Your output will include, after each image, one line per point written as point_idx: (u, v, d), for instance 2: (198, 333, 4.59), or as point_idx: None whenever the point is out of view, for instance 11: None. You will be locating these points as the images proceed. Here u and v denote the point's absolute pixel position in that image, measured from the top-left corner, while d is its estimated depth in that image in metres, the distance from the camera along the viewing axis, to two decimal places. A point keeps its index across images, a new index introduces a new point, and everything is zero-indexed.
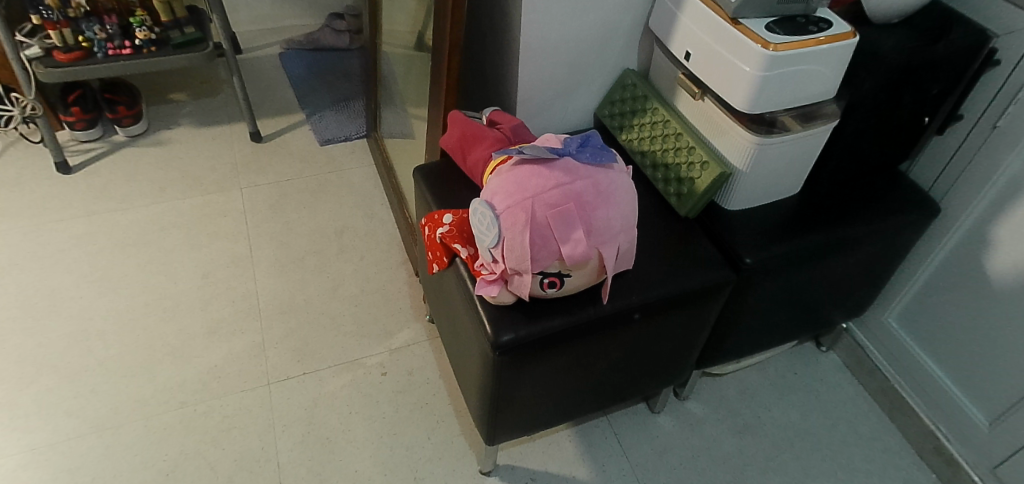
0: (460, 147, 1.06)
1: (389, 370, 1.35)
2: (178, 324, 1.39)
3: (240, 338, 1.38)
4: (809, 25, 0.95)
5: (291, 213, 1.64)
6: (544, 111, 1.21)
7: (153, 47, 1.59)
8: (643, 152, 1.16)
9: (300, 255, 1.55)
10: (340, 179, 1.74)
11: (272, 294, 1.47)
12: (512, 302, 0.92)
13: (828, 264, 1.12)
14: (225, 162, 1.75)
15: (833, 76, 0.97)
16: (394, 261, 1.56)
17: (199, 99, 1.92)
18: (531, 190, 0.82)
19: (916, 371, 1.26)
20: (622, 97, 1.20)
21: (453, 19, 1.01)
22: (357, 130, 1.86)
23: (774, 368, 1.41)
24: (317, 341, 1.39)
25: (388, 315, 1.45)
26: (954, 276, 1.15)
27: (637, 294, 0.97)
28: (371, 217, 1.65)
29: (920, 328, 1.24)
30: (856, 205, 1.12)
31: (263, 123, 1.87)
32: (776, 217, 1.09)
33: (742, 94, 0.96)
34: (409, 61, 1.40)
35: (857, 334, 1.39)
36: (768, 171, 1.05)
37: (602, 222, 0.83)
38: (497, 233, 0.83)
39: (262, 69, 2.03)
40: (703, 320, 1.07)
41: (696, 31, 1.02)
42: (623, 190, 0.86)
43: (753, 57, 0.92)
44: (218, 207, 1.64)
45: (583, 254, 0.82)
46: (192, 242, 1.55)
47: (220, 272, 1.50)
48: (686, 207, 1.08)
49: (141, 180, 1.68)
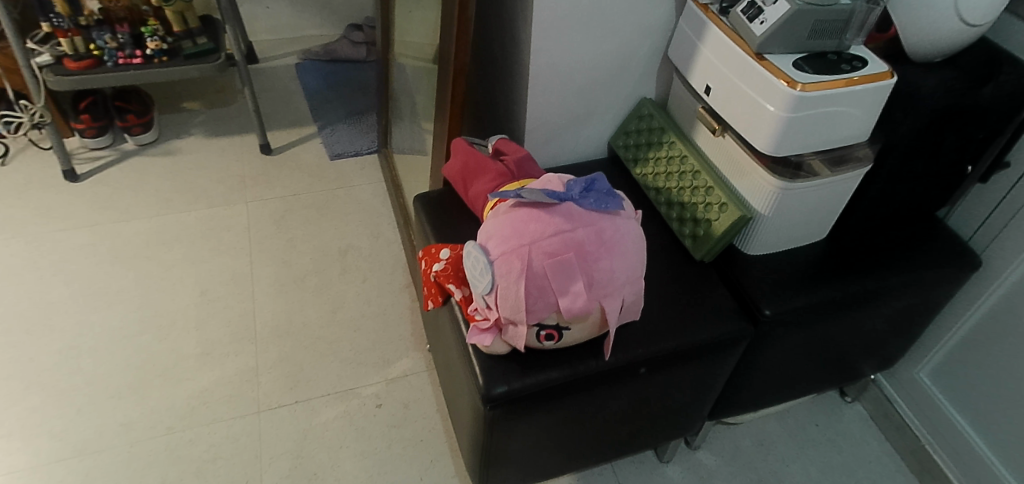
0: (462, 178, 1.01)
1: (384, 401, 1.30)
2: (171, 344, 1.35)
3: (233, 361, 1.34)
4: (841, 63, 0.87)
5: (295, 230, 1.60)
6: (555, 141, 1.14)
7: (164, 57, 1.56)
8: (657, 189, 1.08)
9: (301, 275, 1.51)
10: (349, 195, 1.69)
11: (270, 315, 1.42)
12: (507, 352, 0.86)
13: (855, 317, 1.04)
14: (233, 175, 1.72)
15: (865, 119, 0.89)
16: (397, 284, 1.50)
17: (212, 109, 1.90)
18: (528, 236, 0.75)
19: (950, 432, 1.17)
20: (638, 127, 1.13)
21: (458, 44, 0.95)
22: (369, 145, 1.81)
23: (794, 418, 1.32)
24: (312, 367, 1.34)
25: (387, 343, 1.39)
26: (995, 336, 1.07)
27: (645, 347, 0.90)
28: (376, 237, 1.60)
29: (955, 387, 1.16)
30: (888, 255, 1.04)
31: (274, 135, 1.84)
32: (798, 266, 1.02)
33: (766, 136, 0.89)
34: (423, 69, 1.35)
35: (886, 387, 1.30)
36: (792, 217, 0.97)
37: (605, 274, 0.76)
38: (491, 281, 0.77)
39: (277, 79, 1.99)
40: (717, 374, 1.00)
41: (718, 65, 0.94)
42: (631, 238, 0.78)
43: (779, 97, 0.85)
44: (222, 222, 1.60)
45: (583, 308, 0.76)
46: (193, 257, 1.52)
47: (219, 289, 1.46)
48: (702, 251, 1.00)
49: (146, 191, 1.65)
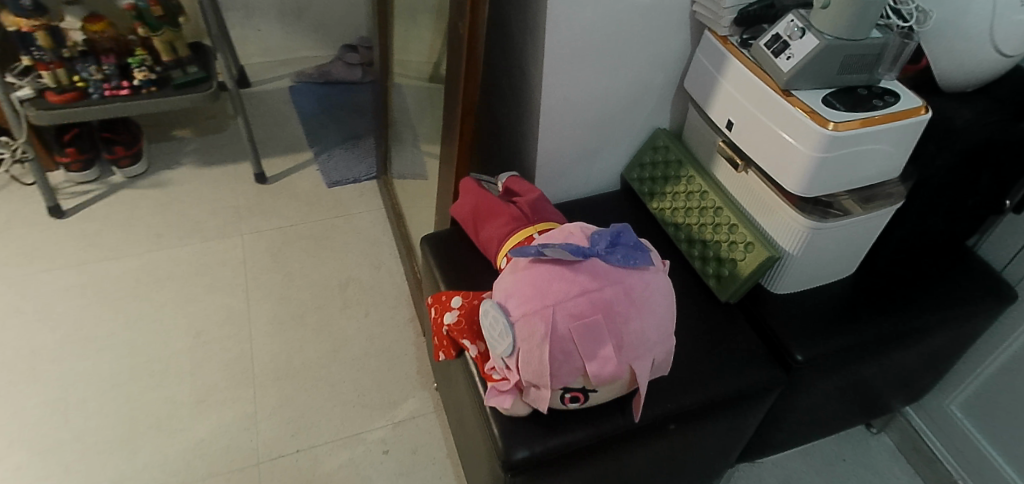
0: (473, 220, 0.96)
1: (391, 447, 1.24)
2: (165, 392, 1.30)
3: (230, 408, 1.28)
4: (872, 99, 0.82)
5: (293, 263, 1.54)
6: (566, 175, 1.09)
7: (153, 88, 1.51)
8: (677, 225, 1.03)
9: (300, 312, 1.45)
10: (347, 225, 1.63)
11: (268, 357, 1.36)
12: (528, 412, 0.80)
13: (887, 357, 0.99)
14: (226, 206, 1.66)
15: (898, 154, 0.85)
16: (401, 319, 1.45)
17: (203, 136, 1.84)
18: (551, 297, 0.70)
19: (985, 467, 1.13)
20: (653, 159, 1.07)
21: (467, 82, 0.90)
22: (367, 171, 1.76)
23: (818, 452, 1.27)
24: (314, 412, 1.28)
25: (392, 383, 1.33)
26: None
27: (674, 401, 0.85)
28: (378, 268, 1.54)
29: (989, 421, 1.11)
30: (920, 291, 0.99)
31: (268, 162, 1.78)
32: (828, 304, 0.97)
33: (796, 176, 0.84)
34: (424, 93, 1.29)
35: (913, 417, 1.25)
36: (821, 256, 0.92)
37: (635, 335, 0.70)
38: (511, 343, 0.72)
39: (270, 103, 1.94)
40: (746, 422, 0.95)
41: (740, 99, 0.89)
42: (661, 294, 0.73)
43: (810, 137, 0.80)
44: (216, 257, 1.55)
45: (613, 372, 0.70)
46: (187, 296, 1.46)
47: (214, 330, 1.41)
48: (727, 292, 0.95)
49: (136, 226, 1.60)
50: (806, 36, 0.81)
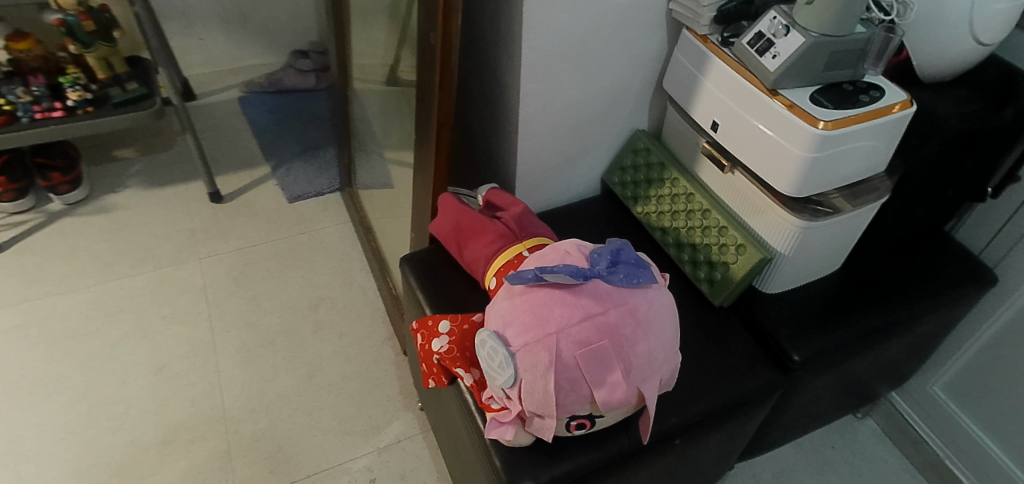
0: (455, 239, 0.91)
1: (378, 475, 1.19)
2: (128, 435, 1.21)
3: (202, 447, 1.21)
4: (859, 94, 0.81)
5: (257, 286, 1.47)
6: (547, 183, 1.05)
7: (89, 107, 1.41)
8: (663, 229, 1.00)
9: (269, 337, 1.38)
10: (313, 241, 1.56)
11: (239, 388, 1.29)
12: (531, 441, 0.77)
13: (879, 349, 0.98)
14: (181, 229, 1.57)
15: (886, 149, 0.83)
16: (378, 338, 1.39)
17: (150, 155, 1.73)
18: (554, 324, 0.66)
19: (972, 447, 1.14)
20: (634, 162, 1.04)
21: (442, 96, 0.85)
22: (330, 184, 1.68)
23: (809, 442, 1.27)
24: (292, 443, 1.22)
25: (374, 406, 1.28)
26: (1014, 351, 1.03)
27: (678, 414, 0.82)
28: (349, 285, 1.48)
29: (973, 402, 1.12)
30: (907, 280, 0.99)
31: (223, 179, 1.69)
32: (821, 301, 0.95)
33: (786, 177, 0.82)
34: (388, 103, 1.23)
35: (897, 400, 1.25)
36: (812, 254, 0.91)
37: (642, 357, 0.67)
38: (513, 374, 0.68)
39: (220, 115, 1.84)
40: (747, 427, 0.93)
41: (725, 100, 0.87)
42: (664, 312, 0.70)
43: (800, 137, 0.78)
44: (173, 284, 1.46)
45: (622, 398, 0.67)
46: (145, 329, 1.37)
47: (177, 364, 1.32)
48: (721, 296, 0.93)
49: (82, 257, 1.49)
50: (791, 33, 0.78)
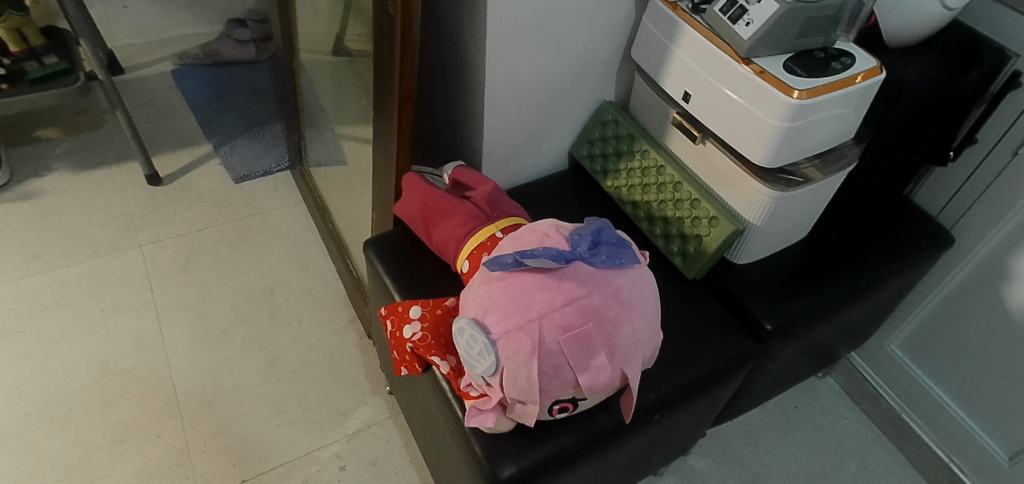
0: (423, 221, 0.87)
1: (348, 462, 1.15)
2: (74, 437, 1.14)
3: (157, 445, 1.14)
4: (830, 62, 0.79)
5: (206, 272, 1.39)
6: (513, 158, 1.01)
7: (5, 85, 1.30)
8: (634, 202, 0.99)
9: (223, 326, 1.31)
10: (264, 223, 1.49)
11: (193, 381, 1.23)
12: (512, 427, 0.74)
13: (846, 314, 0.99)
14: (117, 215, 1.47)
15: (856, 116, 0.83)
16: (340, 322, 1.34)
17: (76, 135, 1.61)
18: (536, 309, 0.64)
19: (928, 402, 1.17)
20: (602, 135, 1.02)
21: (402, 70, 0.80)
22: (278, 162, 1.60)
23: (774, 404, 1.29)
24: (254, 436, 1.17)
25: (340, 393, 1.24)
26: (968, 308, 1.06)
27: (656, 389, 0.82)
28: (306, 269, 1.42)
29: (928, 358, 1.16)
30: (871, 244, 1.00)
31: (160, 159, 1.58)
32: (791, 269, 0.95)
33: (760, 148, 0.80)
34: (339, 76, 1.16)
35: (856, 360, 1.28)
36: (783, 224, 0.91)
37: (626, 339, 0.66)
38: (494, 362, 0.65)
39: (152, 90, 1.71)
40: (722, 398, 0.93)
41: (696, 70, 0.85)
42: (647, 292, 0.69)
43: (774, 106, 0.77)
44: (113, 274, 1.37)
45: (607, 381, 0.65)
46: (85, 323, 1.29)
47: (123, 358, 1.25)
48: (694, 269, 0.92)
49: (8, 248, 1.38)
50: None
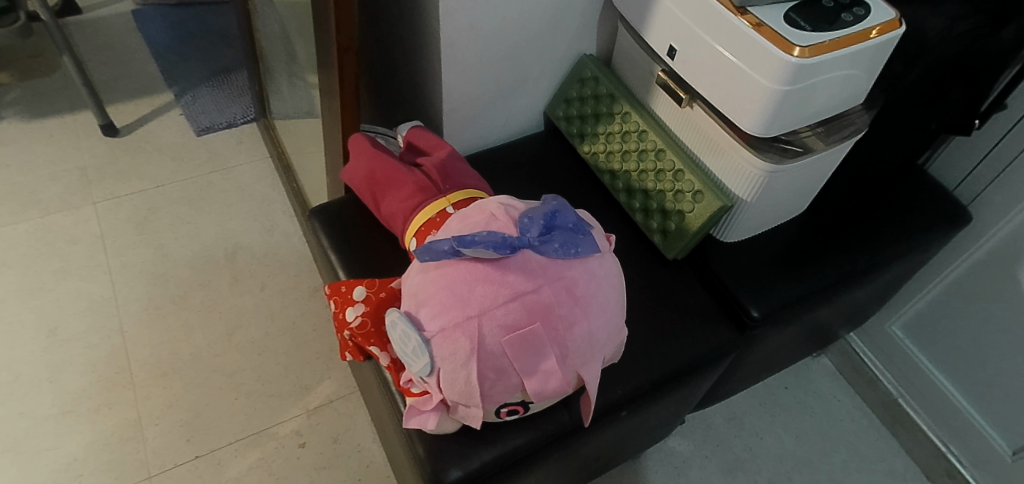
0: (370, 190, 0.77)
1: (308, 439, 1.09)
2: (20, 406, 1.08)
3: (106, 417, 1.08)
4: (840, 12, 0.67)
5: (164, 232, 1.31)
6: (480, 118, 0.91)
7: None
8: (612, 171, 0.88)
9: (180, 291, 1.23)
10: (227, 180, 1.39)
11: (147, 349, 1.16)
12: (457, 428, 0.67)
13: (846, 298, 0.90)
14: (71, 168, 1.37)
15: (866, 79, 0.71)
16: (304, 289, 1.26)
17: (28, 81, 1.50)
18: (475, 305, 0.55)
19: (929, 389, 1.09)
20: (580, 94, 0.91)
21: (339, 16, 0.69)
22: (243, 114, 1.50)
23: (763, 385, 1.21)
24: (210, 409, 1.11)
25: (302, 364, 1.17)
26: (979, 292, 0.97)
27: (624, 384, 0.74)
28: (271, 231, 1.33)
29: (931, 343, 1.07)
30: (877, 221, 0.89)
31: (118, 107, 1.48)
32: (785, 248, 0.85)
33: (752, 113, 0.69)
34: (292, 20, 1.05)
35: (854, 341, 1.20)
36: (776, 200, 0.80)
37: (580, 340, 0.57)
38: (429, 362, 0.56)
39: (111, 33, 1.59)
40: (702, 389, 0.84)
41: (684, 20, 0.73)
42: (607, 285, 0.59)
43: (771, 66, 0.65)
44: (65, 232, 1.28)
45: (557, 386, 0.57)
46: (34, 285, 1.21)
47: (74, 324, 1.17)
48: (674, 249, 0.83)
49: None
50: None
